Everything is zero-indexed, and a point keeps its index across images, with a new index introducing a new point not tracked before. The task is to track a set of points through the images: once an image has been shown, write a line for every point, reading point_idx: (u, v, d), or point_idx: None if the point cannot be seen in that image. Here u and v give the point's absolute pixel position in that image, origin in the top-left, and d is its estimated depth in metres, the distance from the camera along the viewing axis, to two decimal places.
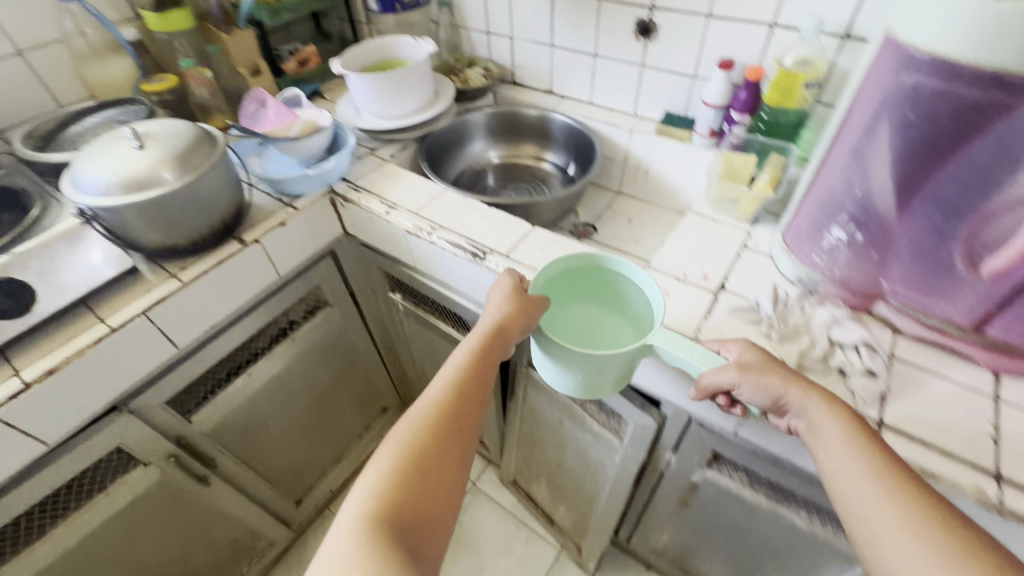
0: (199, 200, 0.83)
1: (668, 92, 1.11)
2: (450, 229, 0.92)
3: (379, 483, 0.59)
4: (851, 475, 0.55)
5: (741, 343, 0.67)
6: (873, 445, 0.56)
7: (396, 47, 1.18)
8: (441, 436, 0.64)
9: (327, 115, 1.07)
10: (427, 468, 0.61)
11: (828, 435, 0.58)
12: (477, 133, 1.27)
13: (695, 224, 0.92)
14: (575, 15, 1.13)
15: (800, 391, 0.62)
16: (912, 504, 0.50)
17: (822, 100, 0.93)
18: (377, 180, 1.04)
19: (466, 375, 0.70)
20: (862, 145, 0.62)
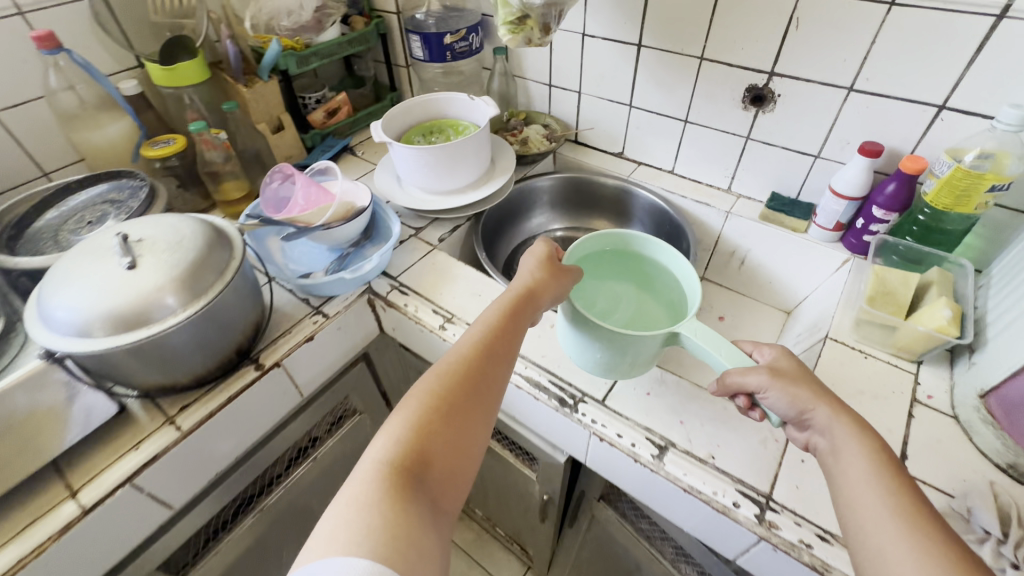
0: (209, 327, 0.64)
1: (778, 170, 0.92)
2: (525, 358, 0.72)
3: (399, 432, 0.56)
4: (874, 517, 0.46)
5: (775, 348, 0.60)
6: (902, 484, 0.47)
7: (447, 104, 1.00)
8: (463, 395, 0.61)
9: (367, 197, 0.88)
10: (449, 424, 0.58)
11: (849, 465, 0.50)
12: (540, 202, 1.10)
13: (837, 359, 0.72)
14: (666, 75, 0.94)
15: (829, 410, 0.53)
16: (941, 556, 0.42)
17: (1004, 204, 0.72)
18: (427, 277, 0.85)
19: (492, 335, 0.67)
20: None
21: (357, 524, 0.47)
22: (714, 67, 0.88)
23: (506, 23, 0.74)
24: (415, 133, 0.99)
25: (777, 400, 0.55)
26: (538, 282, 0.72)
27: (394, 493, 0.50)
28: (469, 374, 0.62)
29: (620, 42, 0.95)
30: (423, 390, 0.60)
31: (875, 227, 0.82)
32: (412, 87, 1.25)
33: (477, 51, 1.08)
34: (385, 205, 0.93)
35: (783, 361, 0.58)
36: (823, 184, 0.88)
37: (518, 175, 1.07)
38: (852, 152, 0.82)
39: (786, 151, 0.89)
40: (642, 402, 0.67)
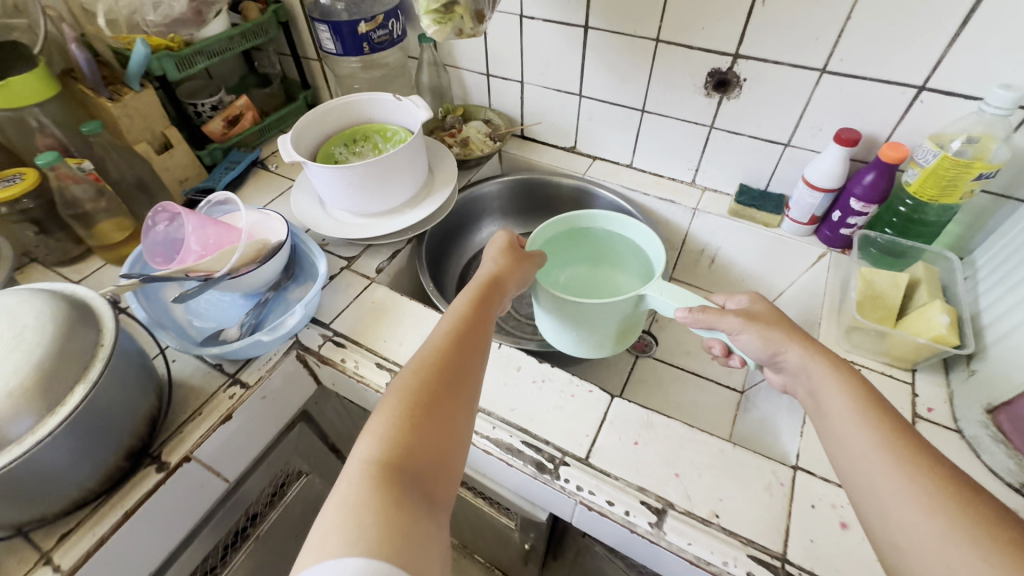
0: (88, 434, 0.49)
1: (745, 161, 0.84)
2: (491, 415, 0.61)
3: (385, 425, 0.48)
4: (854, 442, 0.44)
5: (752, 296, 0.60)
6: (875, 404, 0.46)
7: (371, 106, 0.85)
8: (452, 380, 0.53)
9: (282, 231, 0.73)
10: (441, 414, 0.50)
11: (827, 397, 0.49)
12: (491, 209, 0.99)
13: None
14: (618, 60, 0.83)
15: (799, 348, 0.53)
16: (912, 465, 0.40)
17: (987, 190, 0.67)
18: (366, 321, 0.72)
19: (470, 318, 0.61)
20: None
21: (352, 536, 0.39)
22: (672, 50, 0.78)
23: (428, 11, 0.60)
24: (335, 145, 0.84)
25: (751, 340, 0.56)
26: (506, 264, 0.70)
27: (389, 494, 0.42)
28: (455, 359, 0.55)
29: (564, 24, 0.83)
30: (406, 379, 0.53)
31: (852, 220, 0.76)
32: (328, 83, 1.08)
33: (400, 41, 0.92)
34: (307, 237, 0.78)
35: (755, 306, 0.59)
36: (794, 173, 0.82)
37: (464, 184, 0.95)
38: (825, 139, 0.75)
39: (753, 140, 0.81)
40: (631, 455, 0.58)
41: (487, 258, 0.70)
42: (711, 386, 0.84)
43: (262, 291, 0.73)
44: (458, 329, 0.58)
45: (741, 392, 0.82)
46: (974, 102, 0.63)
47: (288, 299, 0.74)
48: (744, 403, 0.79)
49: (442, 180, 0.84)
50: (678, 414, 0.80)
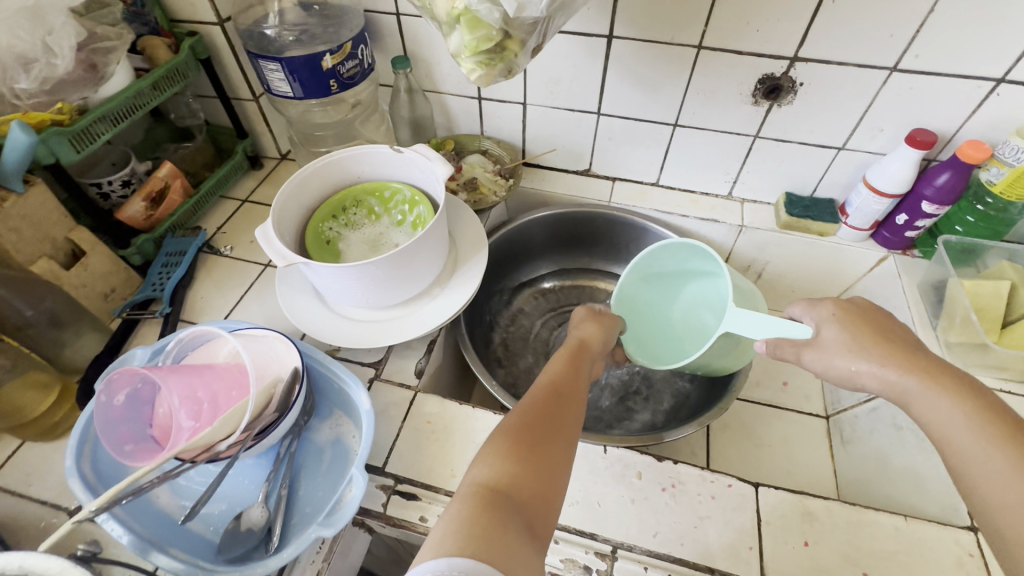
0: None
1: (792, 169, 0.77)
2: (637, 551, 0.50)
3: (493, 447, 0.38)
4: (1003, 482, 0.34)
5: (834, 307, 0.47)
6: (1014, 431, 0.35)
7: (360, 163, 0.67)
8: (568, 414, 0.43)
9: (294, 356, 0.54)
10: (556, 448, 0.40)
11: (940, 418, 0.39)
12: (529, 243, 0.87)
13: None
14: (648, 71, 0.70)
15: (894, 366, 0.42)
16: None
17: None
18: (429, 451, 0.56)
19: (580, 361, 0.51)
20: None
21: None
22: (716, 57, 0.67)
23: (477, 52, 0.44)
24: (323, 219, 0.66)
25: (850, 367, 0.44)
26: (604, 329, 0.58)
27: (495, 522, 0.33)
28: (568, 391, 0.45)
29: (581, 34, 0.69)
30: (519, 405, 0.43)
31: (920, 222, 0.71)
32: (272, 128, 0.86)
33: (371, 70, 0.73)
34: (321, 351, 0.60)
35: (829, 333, 0.46)
36: (845, 176, 0.76)
37: (488, 231, 0.81)
38: (886, 139, 0.70)
39: (803, 146, 0.74)
40: (807, 562, 0.49)
41: (575, 322, 0.59)
42: (793, 417, 0.78)
43: (279, 441, 0.54)
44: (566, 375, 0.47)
45: (826, 417, 0.78)
46: None
47: (317, 441, 0.56)
48: (838, 431, 0.74)
49: (469, 245, 0.69)
50: (774, 458, 0.73)
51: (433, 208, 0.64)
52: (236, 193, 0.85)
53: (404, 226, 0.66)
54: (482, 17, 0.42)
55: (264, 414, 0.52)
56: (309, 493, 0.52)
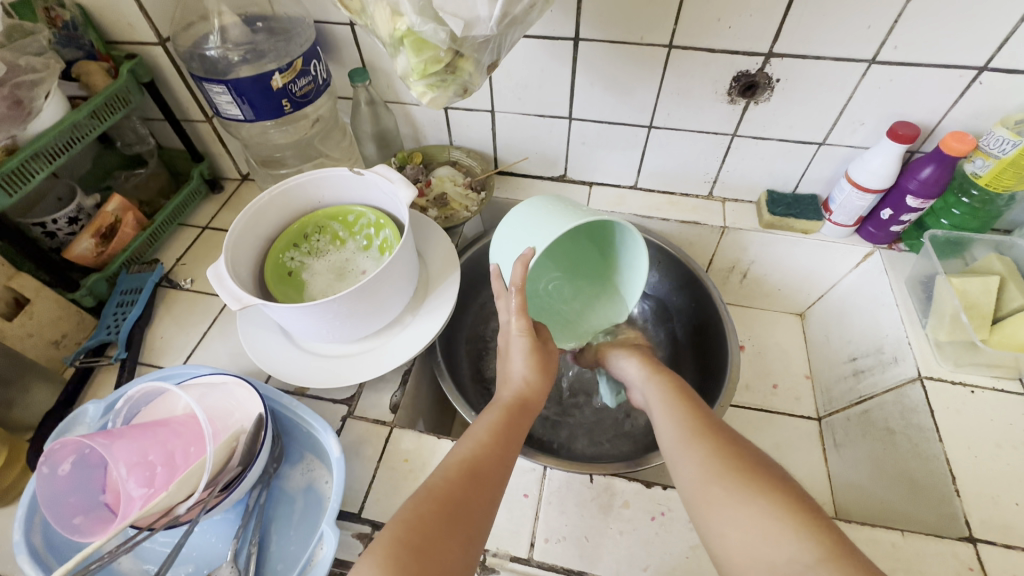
0: None
1: (772, 166, 0.74)
2: None
3: (380, 545, 0.37)
4: (690, 464, 0.42)
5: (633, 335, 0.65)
6: (705, 428, 0.45)
7: (319, 186, 0.63)
8: (472, 504, 0.42)
9: (257, 401, 0.51)
10: (454, 549, 0.39)
11: (661, 418, 0.48)
12: None
13: (948, 406, 0.59)
14: (618, 72, 0.67)
15: (652, 384, 0.53)
16: (760, 485, 0.38)
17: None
18: (406, 493, 0.53)
19: (512, 428, 0.49)
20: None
21: None
22: (688, 56, 0.63)
23: (426, 75, 0.40)
24: (283, 249, 0.62)
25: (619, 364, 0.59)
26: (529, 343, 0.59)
27: None
28: (483, 475, 0.44)
29: (545, 38, 0.65)
30: (415, 496, 0.41)
31: (905, 217, 0.68)
32: (229, 149, 0.81)
33: (326, 86, 0.69)
34: (286, 394, 0.57)
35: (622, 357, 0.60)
36: (826, 171, 0.73)
37: (459, 249, 0.78)
38: (866, 134, 0.67)
39: (782, 143, 0.71)
40: None
41: (521, 344, 0.53)
42: (785, 420, 0.77)
43: (248, 493, 0.50)
44: (486, 455, 0.45)
45: (818, 419, 0.77)
46: None
47: (289, 488, 0.53)
48: (831, 433, 0.73)
49: (440, 266, 0.65)
50: None
51: (399, 230, 0.61)
52: (195, 220, 0.80)
53: (370, 251, 0.63)
54: (428, 38, 0.38)
55: (228, 468, 0.48)
56: (281, 547, 0.49)
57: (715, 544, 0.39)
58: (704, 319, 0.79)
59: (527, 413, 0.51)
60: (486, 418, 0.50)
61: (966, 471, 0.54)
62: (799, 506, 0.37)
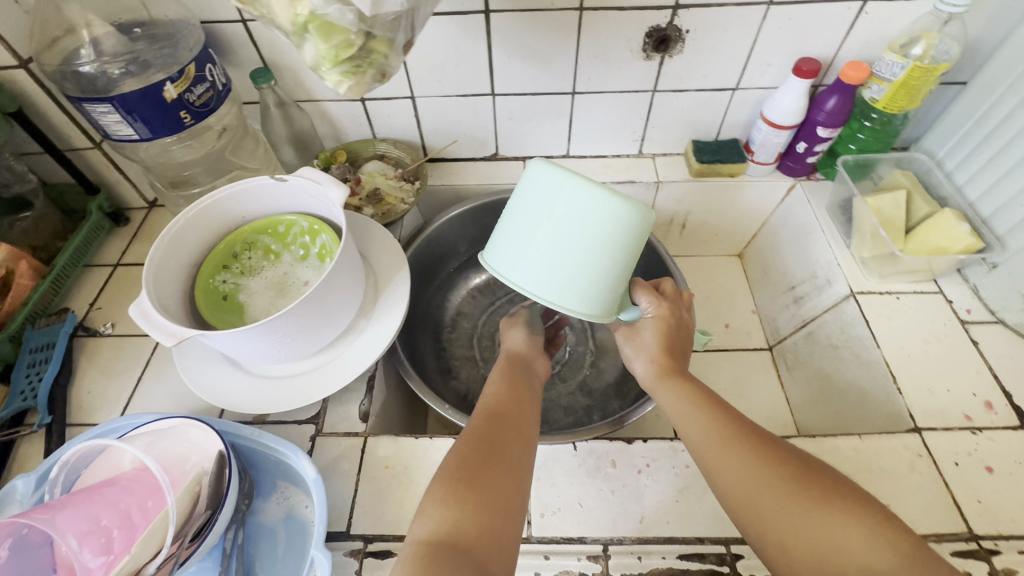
0: None
1: (694, 116, 0.77)
2: (627, 543, 0.49)
3: (435, 495, 0.41)
4: (737, 472, 0.43)
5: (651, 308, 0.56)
6: (740, 432, 0.45)
7: (240, 199, 0.59)
8: (507, 434, 0.47)
9: (215, 439, 0.47)
10: (504, 473, 0.43)
11: (685, 424, 0.48)
12: (455, 239, 0.81)
13: (881, 314, 0.64)
14: (535, 41, 0.66)
15: (665, 390, 0.51)
16: (816, 496, 0.40)
17: (941, 81, 0.67)
18: (394, 498, 0.52)
19: (517, 377, 0.55)
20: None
21: None
22: (600, 17, 0.64)
23: (339, 63, 0.38)
24: (213, 272, 0.58)
25: (629, 355, 0.57)
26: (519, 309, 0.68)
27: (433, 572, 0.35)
28: (508, 413, 0.49)
29: (456, 14, 0.63)
30: (460, 443, 0.46)
31: (818, 147, 0.73)
32: (128, 174, 0.74)
33: (227, 91, 0.63)
34: (245, 426, 0.53)
35: (645, 332, 0.56)
36: (744, 114, 0.76)
37: (404, 243, 0.75)
38: (774, 74, 0.70)
39: (700, 93, 0.73)
40: None
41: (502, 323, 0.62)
42: (741, 354, 0.81)
43: (223, 537, 0.47)
44: (505, 400, 0.50)
45: (769, 347, 0.82)
46: (919, 5, 0.62)
47: (267, 521, 0.50)
48: (782, 359, 0.78)
49: (386, 264, 0.63)
50: (731, 401, 0.75)
51: (337, 233, 0.58)
52: (103, 258, 0.73)
53: (309, 261, 0.59)
54: (334, 21, 0.36)
55: (195, 515, 0.44)
56: None
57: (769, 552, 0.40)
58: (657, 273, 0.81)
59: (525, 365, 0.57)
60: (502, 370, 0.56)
61: (902, 369, 0.60)
62: (854, 506, 0.39)
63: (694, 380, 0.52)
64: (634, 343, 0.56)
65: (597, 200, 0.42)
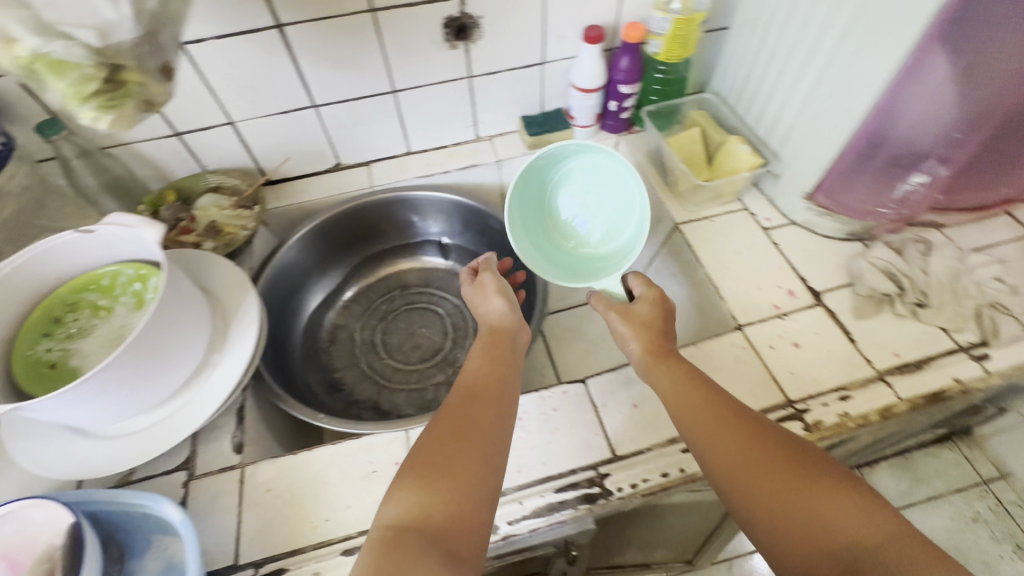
0: None
1: (515, 94, 0.82)
2: (510, 492, 0.53)
3: (403, 482, 0.42)
4: (721, 447, 0.44)
5: (649, 291, 0.61)
6: (731, 409, 0.46)
7: (47, 261, 0.55)
8: (480, 415, 0.47)
9: (61, 512, 0.44)
10: (476, 457, 0.44)
11: (677, 405, 0.49)
12: (312, 255, 0.81)
13: (701, 237, 0.73)
14: (337, 48, 0.68)
15: (655, 371, 0.53)
16: (804, 470, 0.41)
17: (707, 29, 0.77)
18: (280, 517, 0.52)
19: (497, 352, 0.55)
20: (959, 53, 0.51)
21: None
22: (394, 16, 0.66)
23: (88, 98, 0.37)
24: (32, 342, 0.54)
25: (618, 329, 0.59)
26: (488, 261, 0.70)
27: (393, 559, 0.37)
28: (483, 392, 0.50)
29: (249, 33, 0.63)
30: (433, 425, 0.47)
31: (627, 103, 0.80)
32: None
33: (8, 150, 0.59)
34: (102, 491, 0.50)
35: (641, 308, 0.60)
36: (558, 85, 0.83)
37: (255, 272, 0.74)
38: (571, 44, 0.77)
39: (512, 72, 0.78)
40: (641, 421, 0.57)
41: (486, 292, 0.64)
42: None
43: None
44: (484, 381, 0.51)
45: None
46: None
47: None
48: None
49: (232, 293, 0.62)
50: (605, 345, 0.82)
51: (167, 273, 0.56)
52: None
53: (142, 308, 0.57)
54: (65, 58, 0.35)
55: None
56: None
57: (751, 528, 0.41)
58: (508, 249, 0.83)
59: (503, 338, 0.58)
60: (484, 343, 0.57)
61: (722, 280, 0.68)
62: (839, 477, 0.40)
63: (684, 360, 0.53)
64: (630, 317, 0.60)
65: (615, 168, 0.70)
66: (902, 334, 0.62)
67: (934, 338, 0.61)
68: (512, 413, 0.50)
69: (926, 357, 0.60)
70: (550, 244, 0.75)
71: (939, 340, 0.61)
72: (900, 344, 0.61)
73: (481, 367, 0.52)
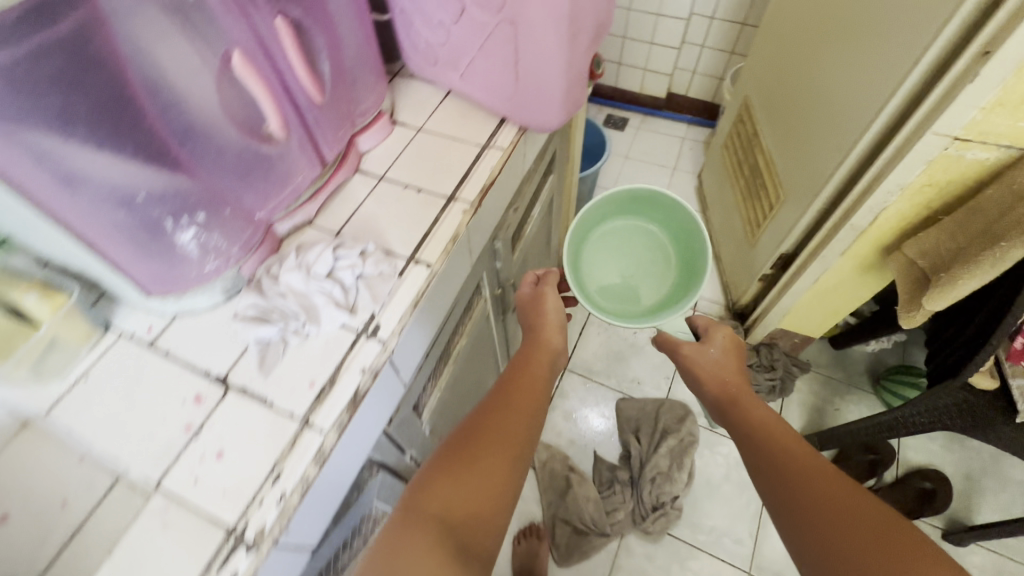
0: None
1: None
2: None
3: (439, 466, 0.64)
4: (794, 486, 0.65)
5: (724, 331, 0.98)
6: (820, 463, 0.67)
7: None
8: (498, 435, 0.69)
9: None
10: (501, 467, 0.65)
11: (756, 426, 0.78)
12: None
13: (79, 409, 0.58)
14: None
15: (731, 387, 0.89)
16: (875, 524, 0.57)
17: None
18: None
19: (530, 391, 0.79)
20: (28, 122, 0.40)
21: None
22: None
23: None
24: None
25: (681, 351, 0.97)
26: (550, 273, 1.07)
27: (424, 528, 0.57)
28: (503, 416, 0.72)
29: None
30: (472, 426, 0.70)
31: None
32: None
33: None
34: None
35: (720, 335, 0.98)
36: None
37: None
38: None
39: None
40: None
41: (549, 332, 0.92)
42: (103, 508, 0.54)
43: None
44: (512, 408, 0.74)
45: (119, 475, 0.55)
46: None
47: None
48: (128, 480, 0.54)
49: None
50: None
51: None
52: None
53: None
54: None
55: None
56: None
57: (806, 546, 0.60)
58: None
59: (530, 376, 0.82)
60: (518, 369, 0.83)
61: (118, 444, 0.55)
62: (902, 532, 0.55)
63: (744, 385, 0.90)
64: (733, 338, 0.99)
65: (664, 256, 1.28)
66: (309, 359, 0.59)
67: (336, 343, 0.60)
68: (524, 455, 0.69)
69: (336, 365, 0.58)
70: (630, 303, 1.20)
71: (342, 339, 0.60)
72: (314, 368, 0.58)
73: (511, 399, 0.76)
